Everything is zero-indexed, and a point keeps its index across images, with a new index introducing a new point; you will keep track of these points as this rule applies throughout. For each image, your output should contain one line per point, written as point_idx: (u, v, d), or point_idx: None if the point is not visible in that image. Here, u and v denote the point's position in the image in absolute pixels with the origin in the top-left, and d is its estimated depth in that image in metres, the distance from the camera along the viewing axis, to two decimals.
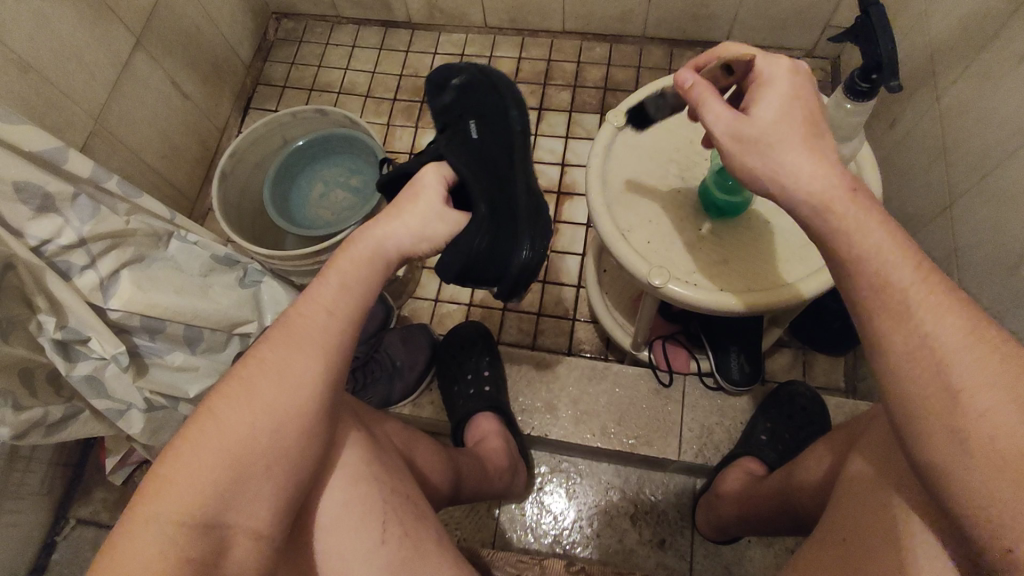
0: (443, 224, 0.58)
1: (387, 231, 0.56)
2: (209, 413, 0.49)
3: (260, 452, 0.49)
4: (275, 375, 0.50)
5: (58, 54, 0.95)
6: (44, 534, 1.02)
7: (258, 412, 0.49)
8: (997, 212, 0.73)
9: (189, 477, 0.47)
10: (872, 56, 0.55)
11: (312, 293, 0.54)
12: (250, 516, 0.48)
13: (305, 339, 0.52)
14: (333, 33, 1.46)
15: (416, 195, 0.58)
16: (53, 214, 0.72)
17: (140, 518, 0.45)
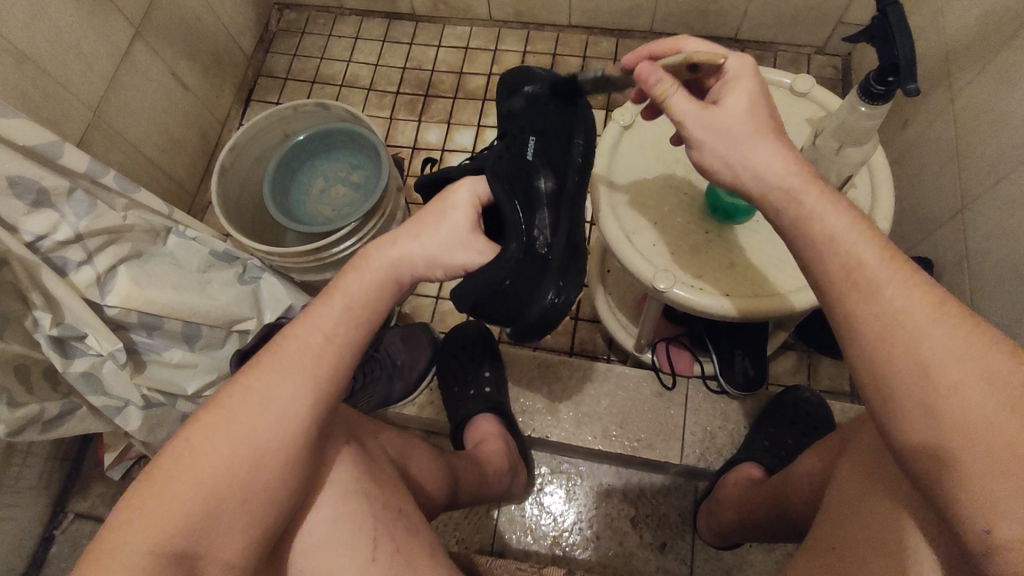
0: (470, 250, 0.52)
1: (409, 251, 0.53)
2: (188, 438, 0.49)
3: (236, 483, 0.48)
4: (254, 405, 0.49)
5: (56, 45, 0.93)
6: (42, 527, 1.02)
7: (237, 442, 0.48)
8: (1010, 217, 0.71)
9: (164, 506, 0.47)
10: (888, 58, 0.54)
11: (311, 318, 0.52)
12: (225, 547, 0.48)
13: (290, 367, 0.50)
14: (336, 25, 1.44)
15: (443, 215, 0.53)
16: (49, 209, 0.71)
17: (113, 546, 0.46)
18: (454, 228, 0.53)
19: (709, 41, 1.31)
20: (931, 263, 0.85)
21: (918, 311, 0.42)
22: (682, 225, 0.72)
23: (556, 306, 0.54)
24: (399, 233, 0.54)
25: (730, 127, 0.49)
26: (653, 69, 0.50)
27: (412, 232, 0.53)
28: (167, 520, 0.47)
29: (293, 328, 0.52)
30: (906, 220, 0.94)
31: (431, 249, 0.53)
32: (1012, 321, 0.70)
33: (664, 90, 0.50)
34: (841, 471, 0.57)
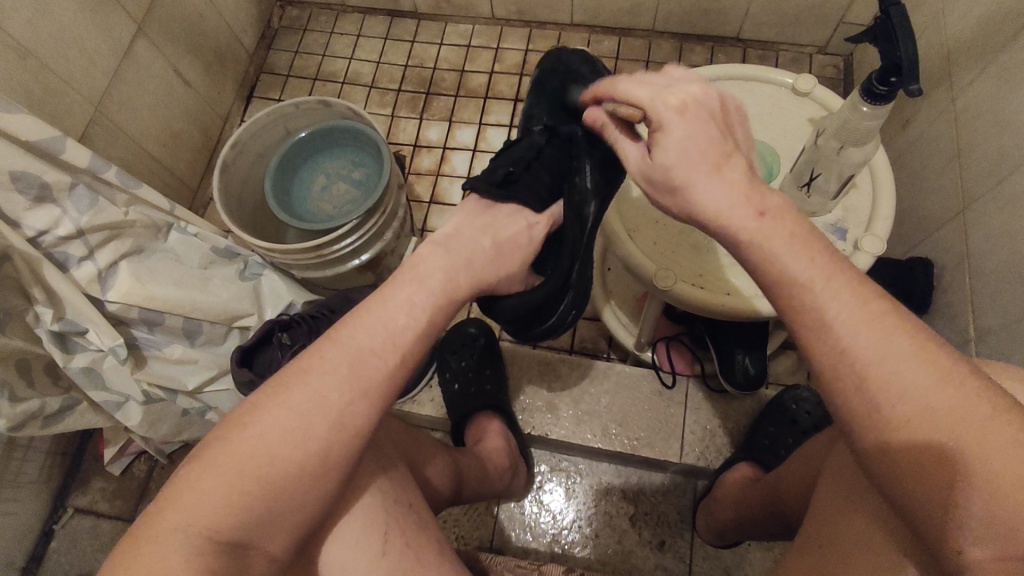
0: (519, 282, 0.62)
1: (486, 279, 0.57)
2: (244, 426, 0.46)
3: (293, 485, 0.46)
4: (324, 407, 0.46)
5: (58, 40, 0.93)
6: (43, 522, 1.02)
7: (301, 445, 0.46)
8: (1010, 218, 0.71)
9: (218, 496, 0.44)
10: (891, 59, 0.54)
11: (386, 323, 0.49)
12: (274, 543, 0.46)
13: (363, 378, 0.48)
14: (338, 22, 1.44)
15: (518, 245, 0.60)
16: (50, 204, 0.71)
17: (161, 532, 0.43)
18: (524, 262, 0.61)
19: (711, 41, 1.31)
20: (931, 264, 0.85)
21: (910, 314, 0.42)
22: (683, 222, 0.72)
23: (566, 320, 0.67)
24: (479, 256, 0.56)
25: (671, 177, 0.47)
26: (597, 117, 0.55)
27: (491, 260, 0.57)
28: (220, 510, 0.44)
29: (367, 333, 0.49)
30: (907, 221, 0.94)
31: (500, 276, 0.59)
32: (1011, 321, 0.70)
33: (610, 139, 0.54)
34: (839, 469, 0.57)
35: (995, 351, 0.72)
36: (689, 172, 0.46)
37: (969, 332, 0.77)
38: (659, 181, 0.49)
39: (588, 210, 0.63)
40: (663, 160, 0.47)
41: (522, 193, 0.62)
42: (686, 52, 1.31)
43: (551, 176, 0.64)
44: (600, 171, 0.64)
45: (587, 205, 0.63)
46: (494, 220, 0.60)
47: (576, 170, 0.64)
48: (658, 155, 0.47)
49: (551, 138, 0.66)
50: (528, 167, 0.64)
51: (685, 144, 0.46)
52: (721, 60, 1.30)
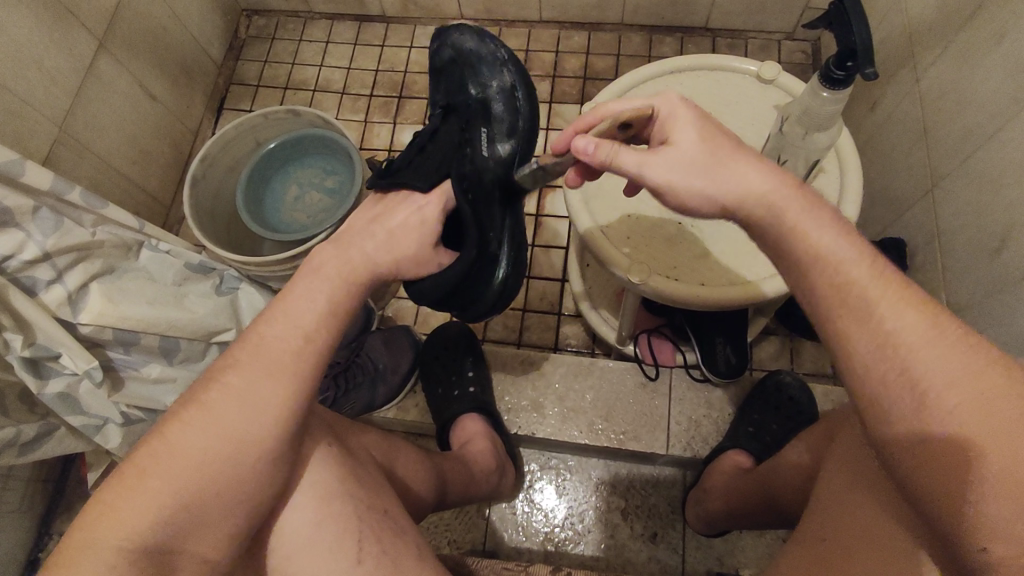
0: (433, 263, 0.60)
1: (382, 262, 0.55)
2: (161, 433, 0.48)
3: (212, 487, 0.47)
4: (233, 403, 0.48)
5: (16, 62, 0.92)
6: (28, 552, 1.00)
7: (213, 442, 0.47)
8: (978, 194, 0.72)
9: (134, 506, 0.46)
10: (847, 43, 0.54)
11: (288, 313, 0.51)
12: (201, 544, 0.48)
13: (273, 371, 0.49)
14: (306, 29, 1.42)
15: (412, 227, 0.57)
16: (13, 229, 0.70)
17: (83, 547, 0.45)
18: (422, 243, 0.58)
19: (680, 32, 1.31)
20: (904, 243, 0.86)
21: (859, 296, 0.42)
22: (655, 214, 0.72)
23: (507, 288, 0.64)
24: (368, 242, 0.56)
25: (693, 162, 0.48)
26: (587, 140, 0.50)
27: (384, 246, 0.56)
28: (137, 519, 0.46)
29: (276, 328, 0.51)
30: (879, 202, 0.95)
31: (399, 261, 0.56)
32: (984, 297, 0.71)
33: (607, 154, 0.50)
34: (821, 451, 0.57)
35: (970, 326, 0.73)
36: (715, 157, 0.48)
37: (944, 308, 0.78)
38: (688, 168, 0.48)
39: (489, 176, 0.61)
40: (687, 140, 0.49)
41: (414, 177, 0.60)
42: (656, 44, 1.31)
43: (445, 152, 0.62)
44: (502, 133, 0.62)
45: (488, 171, 0.61)
46: (384, 211, 0.58)
47: (472, 139, 0.63)
48: (682, 134, 0.49)
49: (446, 114, 0.65)
50: (421, 149, 0.62)
51: (701, 129, 0.49)
52: (691, 50, 1.30)
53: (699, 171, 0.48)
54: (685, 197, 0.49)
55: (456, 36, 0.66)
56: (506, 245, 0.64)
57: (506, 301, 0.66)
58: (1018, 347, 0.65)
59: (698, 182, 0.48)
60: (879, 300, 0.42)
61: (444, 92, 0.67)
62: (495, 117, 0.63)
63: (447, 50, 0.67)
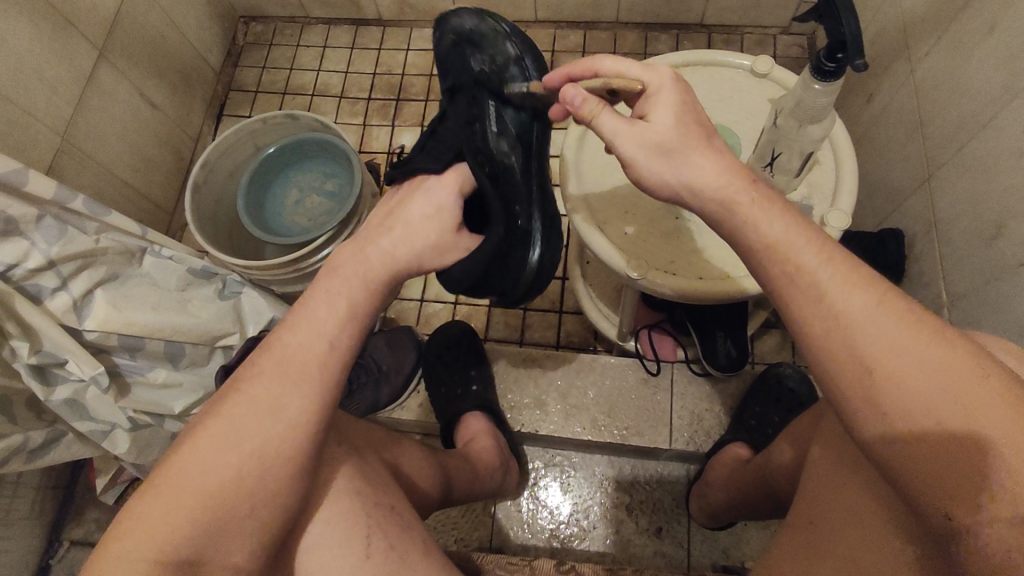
0: (458, 250, 0.58)
1: (404, 256, 0.55)
2: (192, 443, 0.48)
3: (241, 496, 0.47)
4: (264, 409, 0.49)
5: (18, 73, 0.93)
6: (39, 558, 1.01)
7: (243, 449, 0.48)
8: (973, 183, 0.72)
9: (166, 515, 0.46)
10: (836, 35, 0.55)
11: (310, 317, 0.52)
12: (233, 553, 0.48)
13: (300, 378, 0.50)
14: (303, 35, 1.43)
15: (429, 216, 0.57)
16: (18, 237, 0.71)
17: (114, 557, 0.45)
18: (441, 233, 0.57)
19: (675, 29, 1.32)
20: (901, 234, 0.87)
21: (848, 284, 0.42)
22: (651, 211, 0.72)
23: (542, 267, 0.64)
24: (385, 236, 0.56)
25: (661, 147, 0.50)
26: (575, 91, 0.52)
27: (402, 238, 0.56)
28: (171, 528, 0.46)
29: (300, 333, 0.51)
30: (876, 194, 0.95)
31: (419, 251, 0.56)
32: (982, 284, 0.71)
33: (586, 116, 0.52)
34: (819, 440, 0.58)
35: (969, 314, 0.73)
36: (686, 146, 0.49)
37: (942, 297, 0.78)
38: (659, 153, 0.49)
39: (500, 145, 0.62)
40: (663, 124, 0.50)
41: (425, 159, 0.61)
42: (651, 41, 1.32)
43: (455, 131, 0.62)
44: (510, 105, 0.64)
45: (498, 141, 0.62)
46: (398, 205, 0.59)
47: (481, 115, 0.63)
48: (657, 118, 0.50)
49: (452, 98, 0.66)
50: (432, 133, 0.64)
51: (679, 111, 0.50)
52: (686, 47, 1.30)
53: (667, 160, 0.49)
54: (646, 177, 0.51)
55: (455, 20, 0.68)
56: (535, 213, 0.63)
57: (541, 284, 0.66)
58: (1015, 334, 0.66)
59: (657, 166, 0.50)
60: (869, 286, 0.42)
61: (448, 74, 0.68)
62: (503, 91, 0.64)
63: (449, 35, 0.68)
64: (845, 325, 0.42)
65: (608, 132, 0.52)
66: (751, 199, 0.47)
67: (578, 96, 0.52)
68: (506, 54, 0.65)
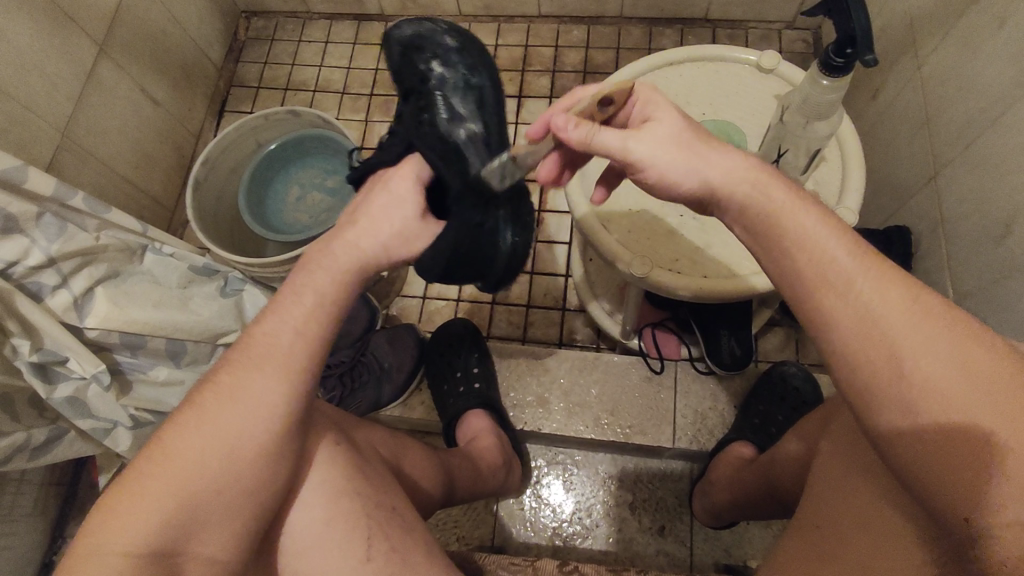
0: (425, 236, 0.56)
1: (369, 247, 0.53)
2: (165, 438, 0.48)
3: (212, 487, 0.47)
4: (234, 401, 0.48)
5: (17, 69, 0.92)
6: (42, 554, 1.01)
7: (214, 442, 0.48)
8: (982, 180, 0.71)
9: (139, 511, 0.46)
10: (844, 30, 0.54)
11: (287, 312, 0.51)
12: (210, 545, 0.48)
13: (271, 369, 0.49)
14: (305, 30, 1.42)
15: (391, 205, 0.54)
16: (17, 235, 0.70)
17: (82, 557, 0.45)
18: (408, 219, 0.55)
19: (680, 23, 1.30)
20: (908, 231, 0.85)
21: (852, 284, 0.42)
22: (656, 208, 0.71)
23: (517, 250, 0.63)
24: (350, 228, 0.53)
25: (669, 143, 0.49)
26: (563, 117, 0.49)
27: (367, 229, 0.53)
28: (139, 522, 0.45)
29: (274, 324, 0.51)
30: (882, 190, 0.94)
31: (384, 241, 0.53)
32: (990, 283, 0.70)
33: (586, 133, 0.49)
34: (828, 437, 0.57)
35: (977, 312, 0.72)
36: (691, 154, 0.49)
37: (950, 295, 0.77)
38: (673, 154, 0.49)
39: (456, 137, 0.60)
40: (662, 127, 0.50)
41: (383, 159, 0.62)
42: (655, 37, 1.31)
43: (407, 128, 0.62)
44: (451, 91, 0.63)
45: (454, 130, 0.61)
46: (362, 199, 0.56)
47: (431, 108, 0.62)
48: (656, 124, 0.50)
49: (405, 100, 0.66)
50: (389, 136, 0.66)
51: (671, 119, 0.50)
52: (691, 42, 1.29)
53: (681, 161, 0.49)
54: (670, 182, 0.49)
55: (399, 32, 0.66)
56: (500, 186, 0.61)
57: (518, 266, 0.64)
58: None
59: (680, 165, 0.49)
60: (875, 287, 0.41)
61: (400, 82, 0.67)
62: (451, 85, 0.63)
63: (394, 48, 0.67)
64: (849, 327, 0.41)
65: (620, 149, 0.49)
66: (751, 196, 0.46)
67: (570, 120, 0.49)
68: (458, 53, 0.64)
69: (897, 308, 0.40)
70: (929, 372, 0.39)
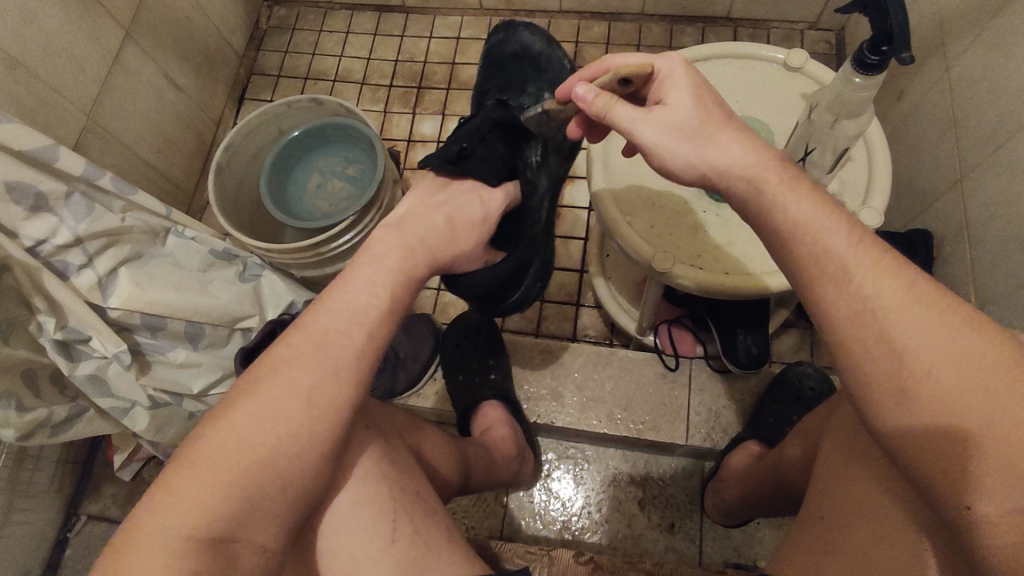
0: (481, 260, 0.64)
1: (445, 260, 0.59)
2: (227, 421, 0.48)
3: (273, 476, 0.47)
4: (298, 391, 0.49)
5: (46, 50, 0.93)
6: (57, 530, 1.03)
7: (279, 430, 0.48)
8: (1009, 185, 0.71)
9: (198, 494, 0.46)
10: (881, 28, 0.53)
11: (337, 301, 0.52)
12: (262, 532, 0.48)
13: (336, 363, 0.50)
14: (326, 19, 1.43)
15: (472, 225, 0.62)
16: (46, 213, 0.72)
17: (141, 536, 0.44)
18: (477, 243, 0.62)
19: (701, 22, 1.30)
20: (930, 235, 0.85)
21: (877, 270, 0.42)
22: (677, 205, 0.71)
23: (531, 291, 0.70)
24: (432, 236, 0.58)
25: (681, 125, 0.49)
26: (586, 87, 0.51)
27: (446, 242, 0.59)
28: (204, 508, 0.45)
29: (331, 316, 0.51)
30: (904, 194, 0.94)
31: (455, 259, 0.61)
32: (1015, 289, 0.70)
33: (603, 104, 0.51)
34: (826, 436, 0.57)
35: (999, 317, 0.72)
36: (702, 133, 0.48)
37: (971, 300, 0.77)
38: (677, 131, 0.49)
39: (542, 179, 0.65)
40: (678, 106, 0.49)
41: (479, 165, 0.64)
42: (676, 34, 1.30)
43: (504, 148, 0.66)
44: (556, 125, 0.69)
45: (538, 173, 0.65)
46: (447, 201, 0.61)
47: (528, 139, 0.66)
48: (672, 102, 0.49)
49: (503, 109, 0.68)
50: (483, 139, 0.65)
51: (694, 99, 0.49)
52: (712, 41, 1.29)
53: (685, 139, 0.49)
54: (669, 160, 0.49)
55: (523, 35, 0.67)
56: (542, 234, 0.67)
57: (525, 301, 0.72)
58: None
59: (683, 146, 0.49)
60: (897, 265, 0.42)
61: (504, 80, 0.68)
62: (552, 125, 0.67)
63: (511, 44, 0.68)
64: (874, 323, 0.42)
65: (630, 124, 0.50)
66: (779, 192, 0.46)
67: (589, 90, 0.51)
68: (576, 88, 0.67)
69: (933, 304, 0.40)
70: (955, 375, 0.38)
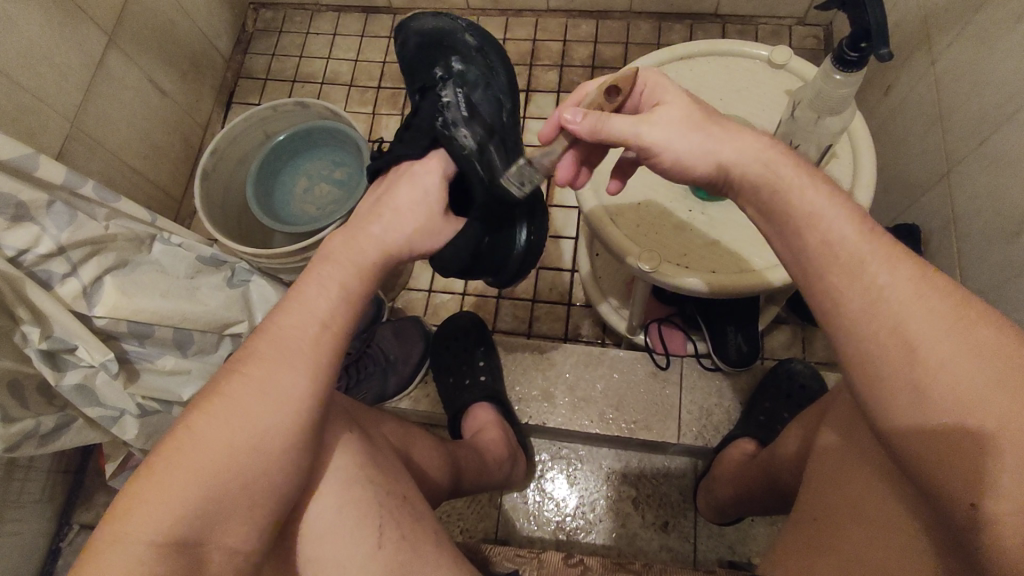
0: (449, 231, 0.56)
1: (394, 240, 0.52)
2: (187, 425, 0.48)
3: (237, 475, 0.47)
4: (258, 390, 0.48)
5: (27, 57, 0.93)
6: (49, 540, 1.02)
7: (236, 429, 0.47)
8: (995, 178, 0.71)
9: (162, 498, 0.46)
10: (860, 24, 0.53)
11: (305, 302, 0.50)
12: (230, 534, 0.48)
13: (293, 359, 0.49)
14: (314, 21, 1.42)
15: (417, 201, 0.53)
16: (28, 222, 0.71)
17: (107, 543, 0.45)
18: (430, 217, 0.54)
19: (690, 19, 1.30)
20: (919, 229, 0.85)
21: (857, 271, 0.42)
22: (663, 204, 0.71)
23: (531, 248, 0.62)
24: (376, 222, 0.53)
25: (682, 122, 0.50)
26: (574, 111, 0.52)
27: (392, 223, 0.53)
28: (167, 512, 0.45)
29: (289, 316, 0.50)
30: (892, 188, 0.94)
31: (409, 237, 0.53)
32: (1002, 282, 0.69)
33: (596, 121, 0.51)
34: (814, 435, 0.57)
35: None
36: (704, 134, 0.49)
37: None
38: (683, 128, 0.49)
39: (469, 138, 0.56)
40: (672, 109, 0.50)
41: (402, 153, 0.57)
42: (664, 31, 1.30)
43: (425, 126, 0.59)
44: (464, 86, 0.60)
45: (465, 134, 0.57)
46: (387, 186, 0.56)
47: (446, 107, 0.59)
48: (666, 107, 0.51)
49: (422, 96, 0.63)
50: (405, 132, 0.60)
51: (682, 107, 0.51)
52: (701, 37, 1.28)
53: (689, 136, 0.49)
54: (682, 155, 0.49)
55: (415, 23, 0.65)
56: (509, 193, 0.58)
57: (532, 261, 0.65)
58: None
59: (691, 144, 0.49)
60: (877, 259, 0.42)
61: (411, 74, 0.66)
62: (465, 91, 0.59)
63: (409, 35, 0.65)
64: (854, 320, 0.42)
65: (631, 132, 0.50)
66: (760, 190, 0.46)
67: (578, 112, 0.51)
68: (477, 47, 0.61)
69: (913, 302, 0.40)
70: (935, 371, 0.38)
